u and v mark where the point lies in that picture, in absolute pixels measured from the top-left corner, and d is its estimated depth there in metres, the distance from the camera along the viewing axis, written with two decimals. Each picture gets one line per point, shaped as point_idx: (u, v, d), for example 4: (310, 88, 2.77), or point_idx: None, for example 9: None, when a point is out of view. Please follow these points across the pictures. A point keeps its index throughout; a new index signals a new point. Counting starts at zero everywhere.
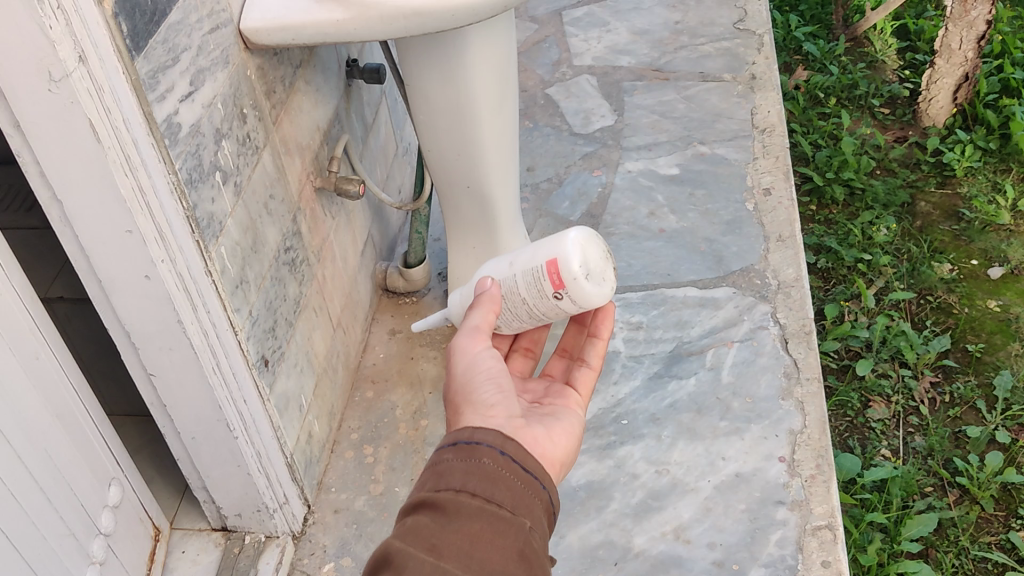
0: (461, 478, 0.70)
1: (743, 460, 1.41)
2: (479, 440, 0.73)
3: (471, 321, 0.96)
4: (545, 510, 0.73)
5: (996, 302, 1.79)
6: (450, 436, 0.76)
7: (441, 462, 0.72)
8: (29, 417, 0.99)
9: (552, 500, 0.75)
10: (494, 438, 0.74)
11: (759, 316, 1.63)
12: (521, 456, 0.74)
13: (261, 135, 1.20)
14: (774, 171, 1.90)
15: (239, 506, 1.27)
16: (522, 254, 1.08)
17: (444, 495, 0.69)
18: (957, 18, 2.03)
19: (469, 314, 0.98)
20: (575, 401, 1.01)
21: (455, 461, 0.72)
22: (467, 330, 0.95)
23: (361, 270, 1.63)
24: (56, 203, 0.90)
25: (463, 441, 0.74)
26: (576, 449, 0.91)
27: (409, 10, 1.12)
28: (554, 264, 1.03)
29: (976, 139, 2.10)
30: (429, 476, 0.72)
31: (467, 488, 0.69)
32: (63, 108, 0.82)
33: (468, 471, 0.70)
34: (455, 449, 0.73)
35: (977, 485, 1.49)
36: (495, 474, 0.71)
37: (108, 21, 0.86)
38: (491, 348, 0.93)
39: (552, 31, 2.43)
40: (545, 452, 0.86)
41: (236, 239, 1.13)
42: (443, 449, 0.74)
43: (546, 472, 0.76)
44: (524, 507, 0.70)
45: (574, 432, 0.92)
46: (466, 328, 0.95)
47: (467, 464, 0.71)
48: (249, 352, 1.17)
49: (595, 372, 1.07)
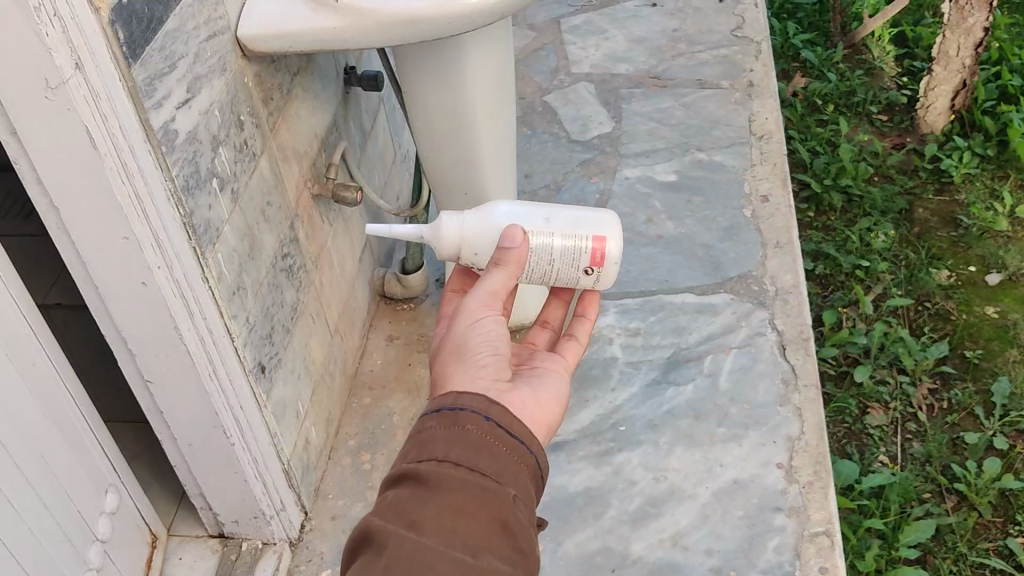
0: (444, 448, 0.70)
1: (741, 467, 1.41)
2: (463, 406, 0.73)
3: (489, 283, 0.94)
4: (531, 476, 0.73)
5: (993, 308, 1.79)
6: (434, 403, 0.76)
7: (424, 431, 0.72)
8: (25, 423, 0.99)
9: (540, 464, 0.75)
10: (479, 404, 0.74)
11: (756, 323, 1.63)
12: (506, 420, 0.74)
13: (258, 141, 1.20)
14: (772, 177, 1.90)
15: (236, 513, 1.27)
16: (563, 217, 1.13)
17: (427, 466, 0.68)
18: (954, 25, 2.02)
19: (491, 273, 0.95)
20: (562, 366, 0.99)
21: (437, 429, 0.71)
22: (480, 291, 0.92)
23: (359, 277, 1.63)
24: (54, 211, 0.91)
25: (447, 408, 0.73)
26: (560, 417, 0.89)
27: (405, 17, 1.12)
28: (607, 243, 1.13)
29: (973, 146, 2.10)
30: (412, 446, 0.72)
31: (450, 458, 0.69)
32: (59, 114, 0.82)
33: (451, 441, 0.70)
34: (439, 417, 0.73)
35: (974, 491, 1.49)
36: (480, 442, 0.71)
37: (104, 29, 0.86)
38: (501, 317, 0.91)
39: (551, 39, 2.43)
40: (530, 416, 0.85)
41: (233, 246, 1.13)
42: (427, 416, 0.74)
43: (534, 436, 0.76)
44: (509, 475, 0.70)
45: (558, 399, 0.90)
46: (480, 289, 0.92)
47: (451, 431, 0.71)
48: (246, 358, 1.17)
49: (582, 347, 1.07)
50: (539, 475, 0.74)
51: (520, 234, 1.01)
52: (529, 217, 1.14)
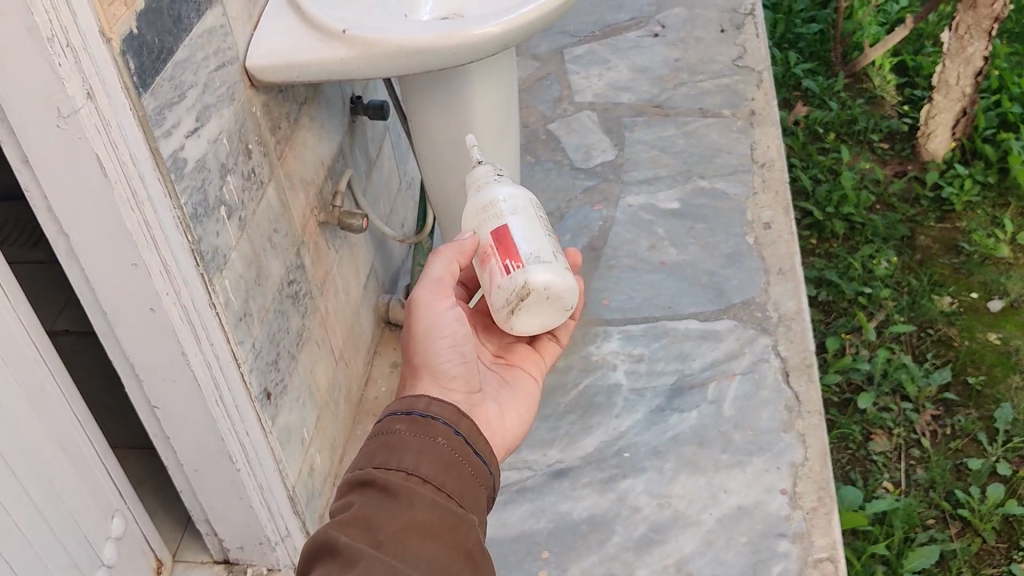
0: (414, 459, 0.70)
1: (745, 493, 1.41)
2: (435, 415, 0.75)
3: (434, 269, 0.94)
4: (487, 499, 0.74)
5: (996, 335, 1.79)
6: (401, 403, 0.76)
7: (394, 434, 0.73)
8: (35, 450, 1.00)
9: (495, 487, 0.77)
10: (449, 415, 0.76)
11: (760, 349, 1.64)
12: (473, 437, 0.76)
13: (266, 169, 1.22)
14: (773, 205, 1.91)
15: (241, 539, 1.27)
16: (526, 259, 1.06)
17: (396, 478, 0.69)
18: (954, 54, 2.05)
19: (434, 258, 0.95)
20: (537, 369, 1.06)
21: (409, 436, 0.72)
22: (427, 278, 0.93)
23: (363, 303, 1.64)
24: (63, 237, 0.92)
25: (418, 412, 0.74)
26: (525, 430, 0.97)
27: (411, 49, 1.14)
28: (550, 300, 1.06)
29: (975, 173, 2.11)
30: (379, 448, 0.72)
31: (419, 472, 0.69)
32: (70, 142, 0.84)
33: (421, 452, 0.71)
34: (409, 421, 0.74)
35: (978, 517, 1.49)
36: (448, 458, 0.72)
37: (116, 59, 0.88)
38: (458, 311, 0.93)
39: (554, 69, 2.46)
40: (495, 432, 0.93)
41: (240, 272, 1.15)
42: (395, 417, 0.75)
43: (494, 458, 0.78)
44: (471, 500, 0.71)
45: (524, 417, 0.98)
46: (427, 278, 0.94)
47: (420, 441, 0.72)
48: (252, 384, 1.17)
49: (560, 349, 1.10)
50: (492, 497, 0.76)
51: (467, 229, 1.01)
52: None
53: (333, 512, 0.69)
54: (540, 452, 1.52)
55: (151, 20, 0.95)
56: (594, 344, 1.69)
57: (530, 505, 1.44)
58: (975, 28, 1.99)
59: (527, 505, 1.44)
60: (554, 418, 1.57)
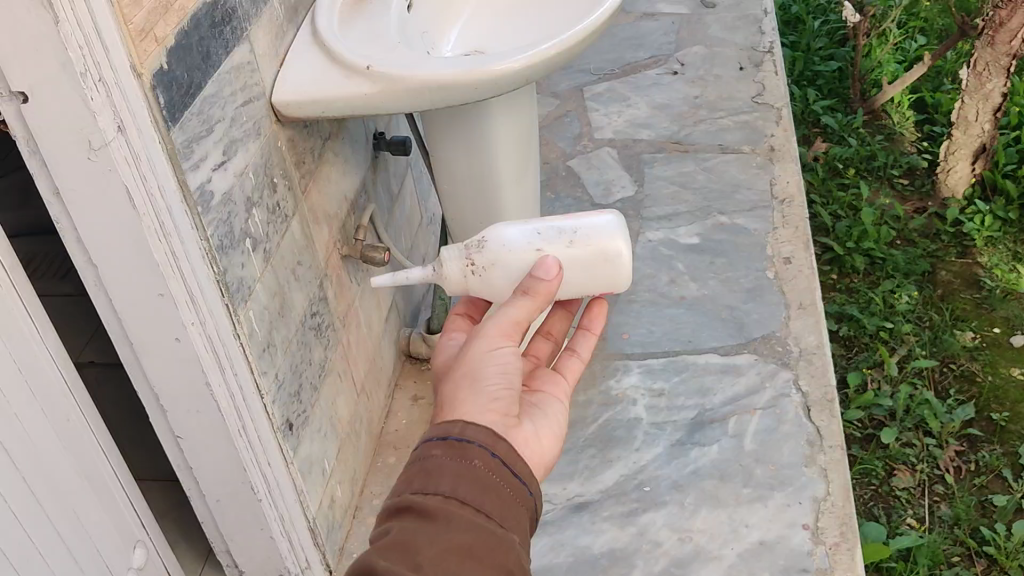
0: (451, 481, 0.66)
1: (767, 528, 1.40)
2: (471, 438, 0.70)
3: (510, 311, 0.83)
4: (530, 520, 0.70)
5: (1019, 370, 1.78)
6: (437, 429, 0.71)
7: (431, 459, 0.68)
8: (59, 478, 1.01)
9: (538, 506, 0.72)
10: (485, 438, 0.71)
11: (781, 384, 1.63)
12: (512, 458, 0.71)
13: (290, 203, 1.24)
14: (793, 241, 1.91)
15: (262, 571, 1.26)
16: (554, 246, 1.02)
17: (434, 502, 0.65)
18: (973, 91, 2.07)
19: (512, 302, 0.84)
20: (564, 387, 0.90)
21: (446, 459, 0.67)
22: (496, 317, 0.82)
23: (384, 336, 1.65)
24: (92, 269, 0.93)
25: (454, 437, 0.69)
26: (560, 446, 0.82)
27: (434, 85, 1.15)
28: (597, 245, 1.02)
29: (995, 210, 2.11)
30: (416, 473, 0.67)
31: (457, 495, 0.65)
32: (100, 176, 0.86)
33: (458, 474, 0.66)
34: (445, 446, 0.69)
35: (1004, 554, 1.47)
36: (486, 480, 0.67)
37: (147, 93, 0.90)
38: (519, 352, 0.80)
39: (573, 107, 2.49)
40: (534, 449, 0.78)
41: (264, 303, 1.16)
42: (431, 442, 0.70)
43: (534, 477, 0.72)
44: (512, 519, 0.67)
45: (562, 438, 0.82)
46: (494, 316, 0.82)
47: (458, 464, 0.67)
48: (275, 415, 1.19)
49: (585, 363, 0.95)
50: (535, 518, 0.71)
51: (552, 265, 0.88)
52: (526, 241, 1.03)
53: (373, 536, 0.66)
54: (560, 485, 1.52)
55: (181, 56, 0.97)
56: (614, 378, 1.69)
57: (550, 539, 1.44)
58: (993, 65, 2.01)
59: (547, 539, 1.44)
60: (575, 452, 1.56)
